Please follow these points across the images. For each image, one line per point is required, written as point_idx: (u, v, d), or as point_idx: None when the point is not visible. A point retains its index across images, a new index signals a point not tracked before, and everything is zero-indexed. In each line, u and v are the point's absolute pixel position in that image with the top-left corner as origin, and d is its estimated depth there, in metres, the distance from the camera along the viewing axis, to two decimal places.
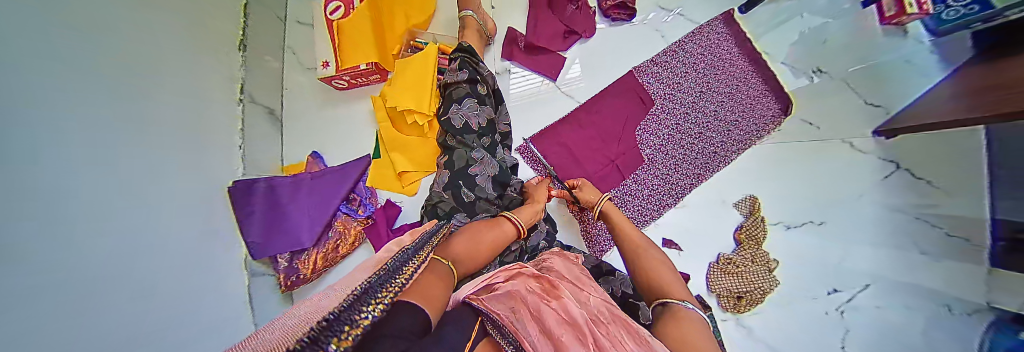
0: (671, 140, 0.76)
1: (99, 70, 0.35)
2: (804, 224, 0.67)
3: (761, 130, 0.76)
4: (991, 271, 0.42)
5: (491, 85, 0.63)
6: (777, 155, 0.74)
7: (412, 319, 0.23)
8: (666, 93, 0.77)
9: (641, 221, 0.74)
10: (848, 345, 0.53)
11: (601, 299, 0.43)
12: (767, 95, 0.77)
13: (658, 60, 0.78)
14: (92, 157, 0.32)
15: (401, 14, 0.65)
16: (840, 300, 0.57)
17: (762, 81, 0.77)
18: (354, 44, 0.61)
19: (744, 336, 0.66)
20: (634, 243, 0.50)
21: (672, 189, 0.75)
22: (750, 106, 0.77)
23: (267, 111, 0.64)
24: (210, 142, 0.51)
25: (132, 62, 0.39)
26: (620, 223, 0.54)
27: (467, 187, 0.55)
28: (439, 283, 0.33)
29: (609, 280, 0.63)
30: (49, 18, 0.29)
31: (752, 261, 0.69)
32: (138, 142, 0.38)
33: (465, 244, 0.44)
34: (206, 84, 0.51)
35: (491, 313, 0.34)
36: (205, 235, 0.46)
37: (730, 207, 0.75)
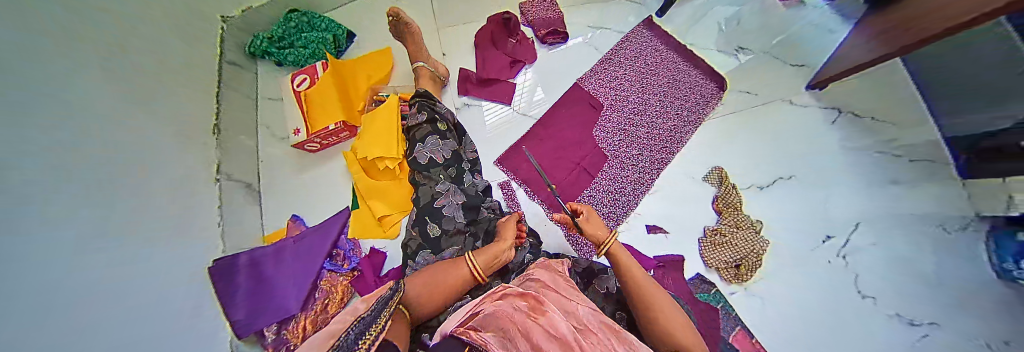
0: (627, 134, 0.82)
1: (103, 160, 0.36)
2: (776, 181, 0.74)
3: (705, 108, 0.83)
4: (965, 182, 0.61)
5: (450, 121, 0.69)
6: (724, 128, 0.81)
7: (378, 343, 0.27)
8: (611, 95, 0.85)
9: (621, 214, 0.76)
10: (864, 290, 0.62)
11: (588, 309, 0.43)
12: (701, 77, 0.85)
13: (598, 69, 0.87)
14: (105, 230, 0.34)
15: (361, 75, 0.73)
16: (838, 245, 0.67)
17: (694, 68, 0.87)
18: (321, 108, 0.67)
19: (757, 306, 0.67)
20: (639, 281, 0.48)
21: (642, 177, 0.79)
22: (689, 90, 0.85)
23: (245, 186, 0.65)
24: (192, 220, 0.51)
25: (132, 149, 0.41)
26: (621, 255, 0.52)
27: (433, 221, 0.58)
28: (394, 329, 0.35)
29: (603, 279, 0.66)
30: (57, 112, 0.32)
31: (737, 228, 0.74)
32: (144, 218, 0.39)
33: (423, 283, 0.45)
34: (190, 167, 0.53)
35: (481, 343, 0.29)
36: (190, 318, 0.44)
37: (701, 182, 0.79)
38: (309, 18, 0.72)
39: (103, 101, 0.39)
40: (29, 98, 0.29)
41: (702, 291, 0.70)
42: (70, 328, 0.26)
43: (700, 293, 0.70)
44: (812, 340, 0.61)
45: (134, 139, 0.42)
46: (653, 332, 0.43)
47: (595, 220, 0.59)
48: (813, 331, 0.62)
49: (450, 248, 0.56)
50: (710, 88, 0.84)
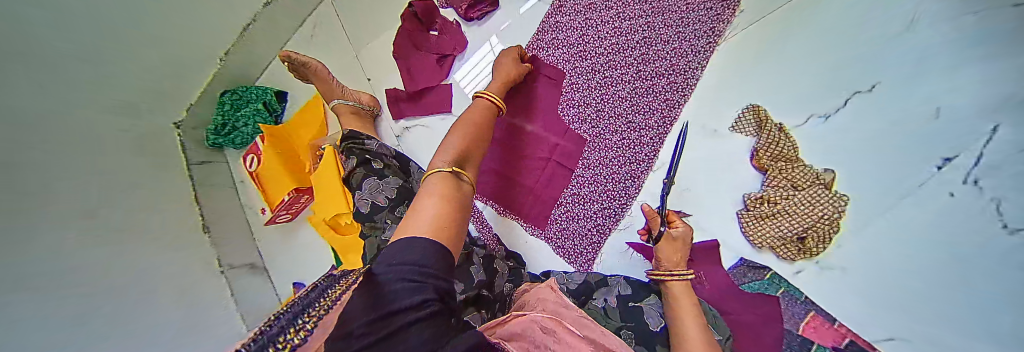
0: (605, 100, 0.64)
1: (104, 265, 0.40)
2: (847, 100, 0.50)
3: (711, 32, 0.62)
4: None
5: (387, 154, 0.61)
6: (747, 46, 0.60)
7: (423, 254, 0.23)
8: (574, 56, 0.67)
9: (616, 210, 0.60)
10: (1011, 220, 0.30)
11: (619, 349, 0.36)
12: None
13: (548, 27, 0.68)
14: (135, 310, 0.41)
15: (303, 135, 0.72)
16: (967, 168, 0.36)
17: None
18: (274, 181, 0.67)
19: (842, 279, 0.48)
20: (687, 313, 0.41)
21: (640, 149, 0.61)
22: (681, 11, 0.63)
23: (250, 267, 0.72)
24: (206, 302, 0.56)
25: (132, 246, 0.46)
26: (682, 300, 0.43)
27: None
28: (451, 213, 0.30)
29: (602, 291, 0.53)
30: (58, 225, 0.36)
31: (795, 188, 0.53)
32: (151, 305, 0.44)
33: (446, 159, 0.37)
34: (191, 258, 0.58)
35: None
36: None
37: (732, 133, 0.59)
38: (237, 94, 0.73)
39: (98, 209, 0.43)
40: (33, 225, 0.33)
41: (750, 281, 0.55)
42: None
43: (743, 285, 0.54)
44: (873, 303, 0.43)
45: (132, 236, 0.46)
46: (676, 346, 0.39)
47: (682, 248, 0.50)
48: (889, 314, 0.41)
49: None
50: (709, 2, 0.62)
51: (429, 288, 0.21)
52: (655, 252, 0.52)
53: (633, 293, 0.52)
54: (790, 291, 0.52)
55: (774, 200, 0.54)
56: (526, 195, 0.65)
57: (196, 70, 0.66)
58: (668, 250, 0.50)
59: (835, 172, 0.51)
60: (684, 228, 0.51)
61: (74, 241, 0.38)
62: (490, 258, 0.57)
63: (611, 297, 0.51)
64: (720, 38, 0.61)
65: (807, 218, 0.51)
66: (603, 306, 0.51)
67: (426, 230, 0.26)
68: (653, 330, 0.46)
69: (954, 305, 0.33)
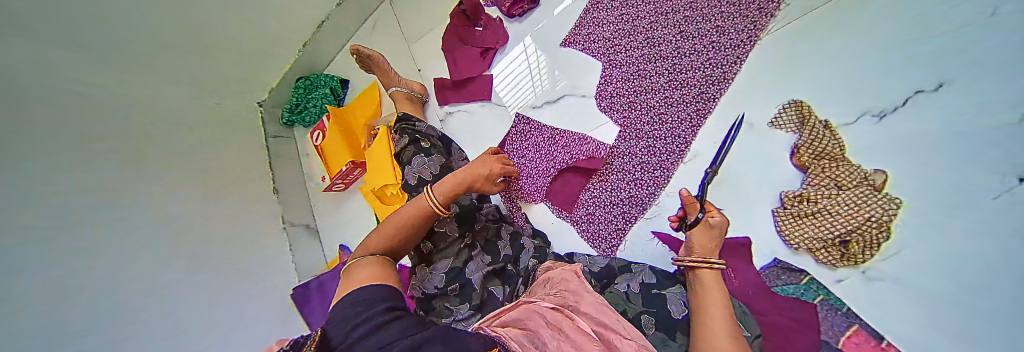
0: (638, 91, 0.66)
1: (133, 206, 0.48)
2: (903, 100, 0.47)
3: (751, 26, 0.61)
4: None
5: (433, 137, 0.68)
6: (793, 41, 0.58)
7: (376, 290, 0.33)
8: (610, 49, 0.70)
9: (644, 198, 0.61)
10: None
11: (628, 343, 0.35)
12: None
13: (588, 23, 0.73)
14: (156, 237, 0.50)
15: (363, 117, 0.82)
16: None
17: None
18: (334, 154, 0.78)
19: (892, 292, 0.44)
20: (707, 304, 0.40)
21: (669, 140, 0.61)
22: (723, 5, 0.64)
23: (306, 227, 0.83)
24: (244, 249, 0.65)
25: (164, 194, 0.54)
26: (708, 291, 0.42)
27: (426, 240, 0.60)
28: (384, 275, 0.38)
29: (626, 277, 0.54)
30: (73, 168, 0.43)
31: (839, 188, 0.50)
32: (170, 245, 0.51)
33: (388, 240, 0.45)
34: (241, 212, 0.68)
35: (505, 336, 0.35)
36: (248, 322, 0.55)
37: (773, 129, 0.58)
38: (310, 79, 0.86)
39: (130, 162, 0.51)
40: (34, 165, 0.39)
41: (783, 284, 0.52)
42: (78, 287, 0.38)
43: (776, 287, 0.52)
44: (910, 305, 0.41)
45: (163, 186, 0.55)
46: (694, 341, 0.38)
47: (716, 237, 0.47)
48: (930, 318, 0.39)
49: (442, 261, 0.57)
50: None
51: (385, 303, 0.32)
52: (687, 237, 0.50)
53: (657, 282, 0.51)
54: (830, 299, 0.47)
55: (814, 199, 0.52)
56: (555, 179, 0.68)
57: (259, 64, 0.84)
58: (702, 238, 0.47)
59: (888, 173, 0.48)
60: (721, 218, 0.47)
61: (128, 188, 0.49)
62: (517, 236, 0.63)
63: (634, 283, 0.52)
64: (762, 32, 0.61)
65: (851, 221, 0.48)
66: (625, 291, 0.52)
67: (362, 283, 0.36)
68: (674, 317, 0.45)
69: (981, 315, 0.35)
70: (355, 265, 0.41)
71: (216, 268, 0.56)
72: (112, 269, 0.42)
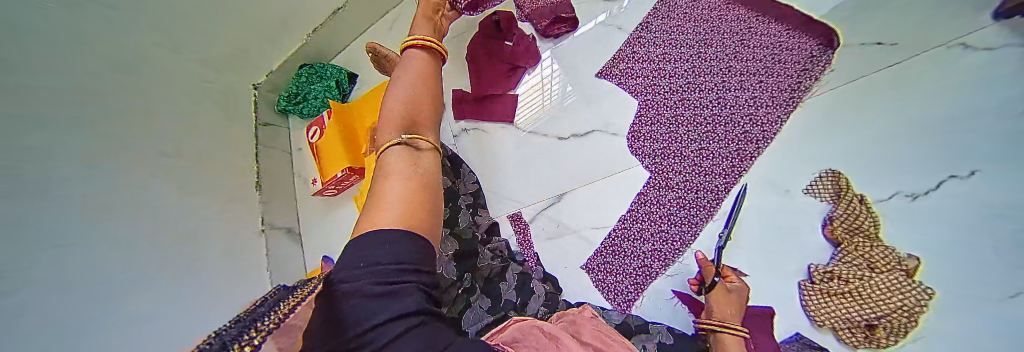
0: (672, 136, 0.63)
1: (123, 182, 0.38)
2: (944, 184, 0.43)
3: (794, 86, 0.59)
4: None
5: (445, 154, 0.62)
6: (837, 106, 0.55)
7: (397, 253, 0.23)
8: (647, 87, 0.67)
9: (669, 251, 0.57)
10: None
11: None
12: (786, 39, 0.62)
13: (624, 56, 0.70)
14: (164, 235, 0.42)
15: (365, 119, 0.75)
16: None
17: (771, 27, 0.63)
18: (330, 156, 0.70)
19: None
20: None
21: (700, 193, 0.58)
22: (767, 60, 0.62)
23: (287, 230, 0.74)
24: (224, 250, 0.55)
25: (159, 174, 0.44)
26: None
27: None
28: (416, 186, 0.30)
29: (641, 337, 0.48)
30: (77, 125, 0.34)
31: (873, 270, 0.47)
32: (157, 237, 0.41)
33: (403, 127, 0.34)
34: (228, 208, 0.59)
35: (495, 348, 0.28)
36: None
37: (806, 196, 0.56)
38: (315, 69, 0.79)
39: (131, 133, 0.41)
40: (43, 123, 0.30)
41: None
42: (95, 286, 0.32)
43: None
44: None
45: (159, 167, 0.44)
46: None
47: (738, 299, 0.48)
48: None
49: None
50: (802, 54, 0.60)
51: (402, 298, 0.21)
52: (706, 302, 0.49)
53: (676, 344, 0.47)
54: None
55: (845, 279, 0.49)
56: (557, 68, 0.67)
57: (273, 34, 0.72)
58: (721, 301, 0.47)
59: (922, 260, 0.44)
60: (741, 284, 0.49)
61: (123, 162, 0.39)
62: (525, 278, 0.55)
63: (651, 345, 0.47)
64: (805, 94, 0.58)
65: (883, 307, 0.44)
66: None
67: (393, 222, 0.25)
68: None
69: None
70: (382, 175, 0.31)
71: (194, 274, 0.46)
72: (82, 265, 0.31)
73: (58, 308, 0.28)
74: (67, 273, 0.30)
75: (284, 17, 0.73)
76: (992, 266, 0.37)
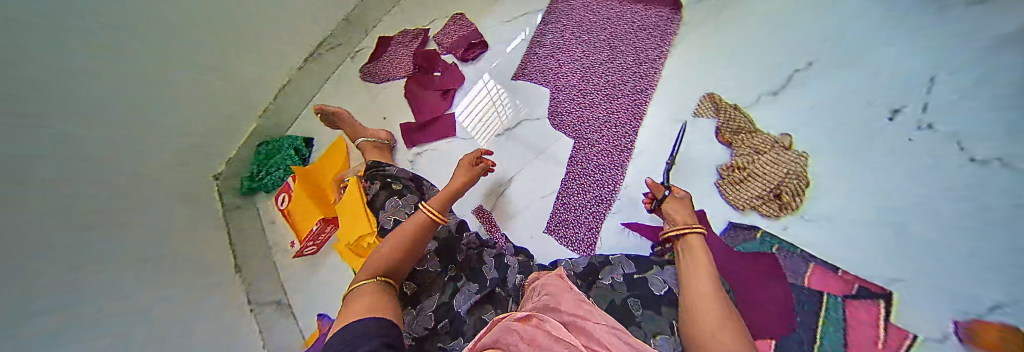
0: (584, 106, 0.76)
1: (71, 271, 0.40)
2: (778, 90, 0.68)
3: (657, 44, 0.77)
4: None
5: (405, 177, 0.72)
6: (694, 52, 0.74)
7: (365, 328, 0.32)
8: (553, 76, 0.81)
9: (609, 193, 0.67)
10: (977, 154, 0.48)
11: (604, 328, 0.36)
12: (641, 15, 0.81)
13: (530, 58, 0.84)
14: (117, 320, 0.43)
15: (328, 174, 0.81)
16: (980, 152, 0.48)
17: (629, 9, 0.83)
18: (304, 215, 0.76)
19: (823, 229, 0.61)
20: (693, 288, 0.43)
21: (618, 141, 0.71)
22: (634, 31, 0.80)
23: (275, 303, 0.75)
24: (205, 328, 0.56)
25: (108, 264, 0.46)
26: (699, 267, 0.45)
27: (405, 278, 0.60)
28: (381, 304, 0.40)
29: (608, 271, 0.58)
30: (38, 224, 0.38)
31: (760, 152, 0.62)
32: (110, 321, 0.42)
33: (382, 265, 0.47)
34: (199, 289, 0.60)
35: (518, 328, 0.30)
36: None
37: (696, 119, 0.69)
38: (274, 145, 0.90)
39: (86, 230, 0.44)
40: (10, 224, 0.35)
41: (741, 242, 0.64)
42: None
43: (739, 247, 0.64)
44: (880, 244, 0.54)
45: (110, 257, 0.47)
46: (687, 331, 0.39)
47: (684, 208, 0.56)
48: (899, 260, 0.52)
49: (429, 298, 0.56)
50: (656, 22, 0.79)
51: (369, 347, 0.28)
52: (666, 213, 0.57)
53: (636, 268, 0.57)
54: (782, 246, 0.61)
55: (743, 166, 0.62)
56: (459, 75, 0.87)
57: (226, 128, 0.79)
58: (678, 212, 0.55)
59: (788, 136, 0.62)
60: (685, 192, 0.58)
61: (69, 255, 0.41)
62: (501, 257, 0.61)
63: (617, 274, 0.57)
64: (669, 46, 0.76)
65: (781, 176, 0.60)
66: (611, 284, 0.56)
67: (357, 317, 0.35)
68: (657, 294, 0.52)
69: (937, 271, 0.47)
70: (355, 294, 0.42)
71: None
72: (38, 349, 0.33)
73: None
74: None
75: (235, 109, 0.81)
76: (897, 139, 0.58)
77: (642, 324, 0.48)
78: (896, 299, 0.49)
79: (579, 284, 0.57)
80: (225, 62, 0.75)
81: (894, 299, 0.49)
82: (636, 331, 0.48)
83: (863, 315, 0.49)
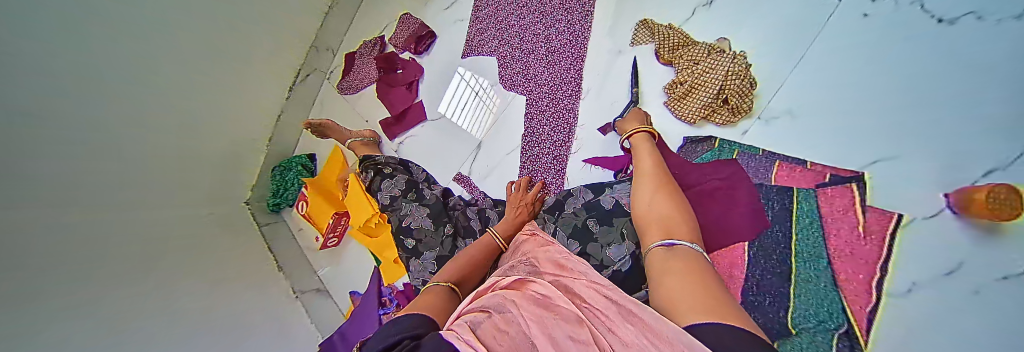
0: (532, 72, 0.89)
1: (109, 256, 0.66)
2: (699, 11, 0.80)
3: (584, 6, 0.89)
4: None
5: (393, 162, 0.83)
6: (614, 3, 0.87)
7: (419, 321, 0.36)
8: (503, 53, 0.94)
9: (566, 137, 0.81)
10: (944, 16, 0.53)
11: (584, 283, 0.41)
12: None
13: (479, 41, 0.98)
14: (149, 285, 0.68)
15: (332, 177, 0.94)
16: (948, 15, 0.53)
17: None
18: (321, 214, 0.91)
19: (790, 122, 0.65)
20: (643, 172, 0.56)
21: (563, 95, 0.84)
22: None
23: (316, 290, 1.06)
24: (228, 294, 0.82)
25: (143, 255, 0.71)
26: (640, 156, 0.59)
27: (407, 237, 0.73)
28: (438, 303, 0.45)
29: (572, 201, 0.67)
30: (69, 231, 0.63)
31: (706, 57, 0.69)
32: (143, 285, 0.67)
33: (452, 271, 0.56)
34: (230, 271, 0.88)
35: (512, 299, 0.36)
36: (221, 335, 0.71)
37: (636, 47, 0.81)
38: (284, 166, 1.15)
39: (113, 235, 0.69)
40: (36, 233, 0.58)
41: (703, 154, 0.69)
42: (89, 310, 0.56)
43: (697, 159, 0.69)
44: (842, 103, 0.59)
45: (142, 250, 0.72)
46: (638, 204, 0.53)
47: (634, 116, 0.68)
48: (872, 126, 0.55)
49: (429, 251, 0.70)
50: None
51: (406, 331, 0.31)
52: (624, 125, 0.68)
53: (593, 194, 0.65)
54: (743, 150, 0.67)
55: (684, 80, 0.71)
56: (414, 64, 1.03)
57: (239, 159, 1.09)
58: (632, 121, 0.67)
59: (723, 46, 0.71)
60: (637, 110, 0.69)
61: (107, 249, 0.67)
62: (484, 213, 0.76)
63: (577, 204, 0.66)
64: (592, 5, 0.89)
65: (732, 74, 0.65)
66: (574, 212, 0.65)
67: (422, 308, 0.42)
68: (607, 208, 0.61)
69: (906, 124, 0.52)
70: (427, 290, 0.50)
71: (190, 306, 0.72)
72: (76, 298, 0.56)
73: (67, 312, 0.53)
74: (66, 302, 0.54)
75: (242, 142, 1.09)
76: (843, 22, 0.64)
77: (599, 238, 0.59)
78: (869, 179, 0.53)
79: (547, 219, 0.69)
80: (215, 110, 0.98)
81: (866, 180, 0.53)
82: (594, 245, 0.59)
83: (839, 202, 0.53)
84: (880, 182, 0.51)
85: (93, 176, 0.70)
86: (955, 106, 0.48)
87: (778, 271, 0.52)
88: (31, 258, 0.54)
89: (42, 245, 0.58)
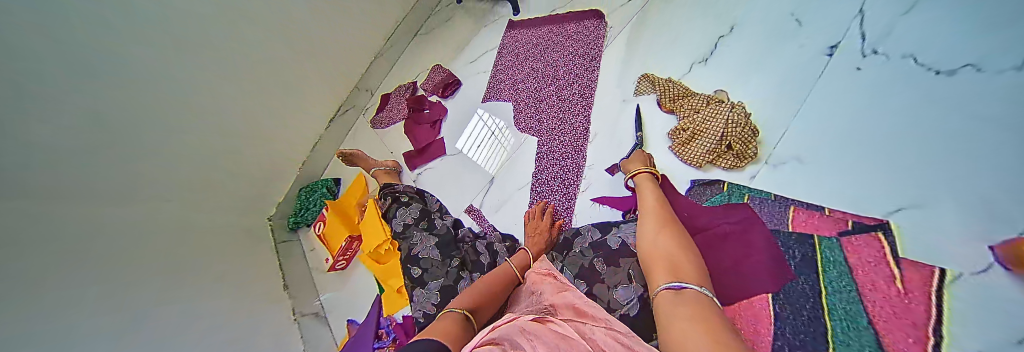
0: (544, 117, 0.97)
1: (126, 247, 0.70)
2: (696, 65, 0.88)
3: (591, 63, 1.01)
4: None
5: (411, 191, 0.87)
6: (619, 61, 0.98)
7: (434, 346, 0.35)
8: (518, 100, 1.05)
9: (575, 175, 0.84)
10: (941, 68, 0.55)
11: (602, 330, 0.39)
12: (574, 43, 1.07)
13: (497, 90, 1.10)
14: (156, 278, 0.71)
15: (354, 204, 1.00)
16: (946, 67, 0.55)
17: (563, 41, 1.09)
18: (335, 236, 0.94)
19: (797, 168, 0.65)
20: (651, 211, 0.56)
21: (573, 137, 0.90)
22: (570, 56, 1.05)
23: (314, 314, 1.04)
24: (231, 302, 0.83)
25: (159, 250, 0.76)
26: (645, 194, 0.60)
27: (414, 265, 0.73)
28: (454, 331, 0.43)
29: (580, 240, 0.67)
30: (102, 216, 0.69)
31: (704, 106, 0.74)
32: (151, 276, 0.70)
33: (463, 297, 0.55)
34: (237, 282, 0.90)
35: (532, 334, 0.34)
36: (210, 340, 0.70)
37: (640, 96, 0.88)
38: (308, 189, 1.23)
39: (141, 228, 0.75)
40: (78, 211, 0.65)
41: (712, 197, 0.70)
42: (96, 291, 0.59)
43: (707, 201, 0.69)
44: (851, 150, 0.60)
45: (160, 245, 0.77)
46: (643, 245, 0.51)
47: (636, 157, 0.71)
48: (885, 174, 0.54)
49: (434, 281, 0.69)
50: (586, 47, 1.04)
51: None
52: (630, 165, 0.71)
53: (601, 233, 0.65)
54: (752, 194, 0.66)
55: (685, 127, 0.75)
56: (438, 105, 1.15)
57: (270, 179, 1.20)
58: (637, 162, 0.69)
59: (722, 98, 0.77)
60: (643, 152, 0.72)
61: (127, 240, 0.71)
62: (490, 245, 0.76)
63: (585, 243, 0.65)
64: (598, 62, 1.00)
65: (732, 122, 0.68)
66: (581, 250, 0.64)
67: (437, 333, 0.40)
68: (613, 247, 0.60)
69: (922, 169, 0.50)
70: (444, 314, 0.49)
71: (189, 304, 0.73)
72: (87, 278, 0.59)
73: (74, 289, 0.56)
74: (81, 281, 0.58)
75: (278, 161, 1.23)
76: (836, 77, 0.68)
77: (606, 278, 0.57)
78: (895, 228, 0.49)
79: (554, 257, 0.68)
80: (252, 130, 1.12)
81: (893, 229, 0.49)
82: (601, 286, 0.56)
83: (869, 252, 0.48)
84: (909, 232, 0.48)
85: (137, 174, 0.80)
86: (954, 146, 0.49)
87: (808, 329, 0.43)
88: (62, 231, 0.60)
89: (77, 223, 0.64)
